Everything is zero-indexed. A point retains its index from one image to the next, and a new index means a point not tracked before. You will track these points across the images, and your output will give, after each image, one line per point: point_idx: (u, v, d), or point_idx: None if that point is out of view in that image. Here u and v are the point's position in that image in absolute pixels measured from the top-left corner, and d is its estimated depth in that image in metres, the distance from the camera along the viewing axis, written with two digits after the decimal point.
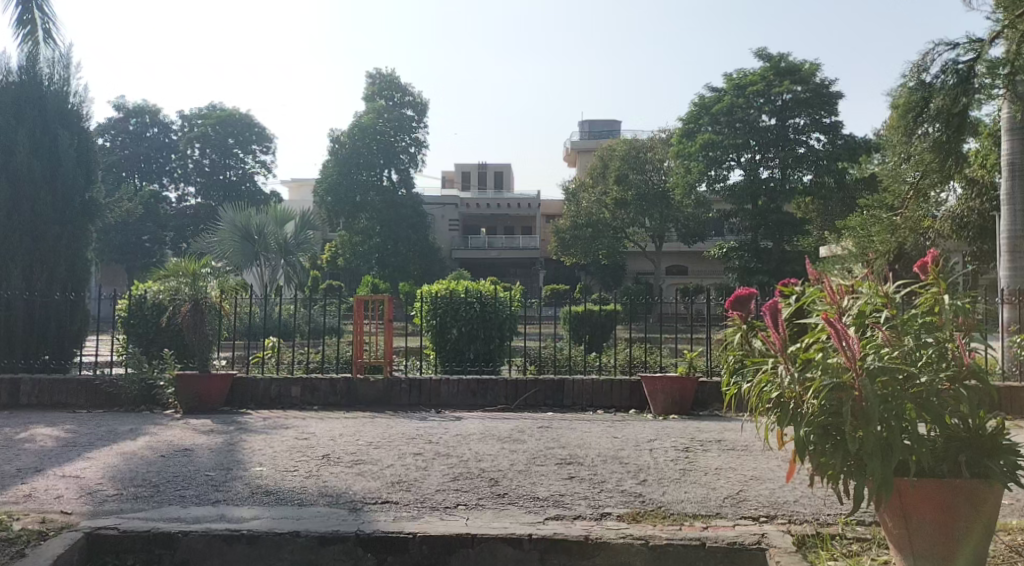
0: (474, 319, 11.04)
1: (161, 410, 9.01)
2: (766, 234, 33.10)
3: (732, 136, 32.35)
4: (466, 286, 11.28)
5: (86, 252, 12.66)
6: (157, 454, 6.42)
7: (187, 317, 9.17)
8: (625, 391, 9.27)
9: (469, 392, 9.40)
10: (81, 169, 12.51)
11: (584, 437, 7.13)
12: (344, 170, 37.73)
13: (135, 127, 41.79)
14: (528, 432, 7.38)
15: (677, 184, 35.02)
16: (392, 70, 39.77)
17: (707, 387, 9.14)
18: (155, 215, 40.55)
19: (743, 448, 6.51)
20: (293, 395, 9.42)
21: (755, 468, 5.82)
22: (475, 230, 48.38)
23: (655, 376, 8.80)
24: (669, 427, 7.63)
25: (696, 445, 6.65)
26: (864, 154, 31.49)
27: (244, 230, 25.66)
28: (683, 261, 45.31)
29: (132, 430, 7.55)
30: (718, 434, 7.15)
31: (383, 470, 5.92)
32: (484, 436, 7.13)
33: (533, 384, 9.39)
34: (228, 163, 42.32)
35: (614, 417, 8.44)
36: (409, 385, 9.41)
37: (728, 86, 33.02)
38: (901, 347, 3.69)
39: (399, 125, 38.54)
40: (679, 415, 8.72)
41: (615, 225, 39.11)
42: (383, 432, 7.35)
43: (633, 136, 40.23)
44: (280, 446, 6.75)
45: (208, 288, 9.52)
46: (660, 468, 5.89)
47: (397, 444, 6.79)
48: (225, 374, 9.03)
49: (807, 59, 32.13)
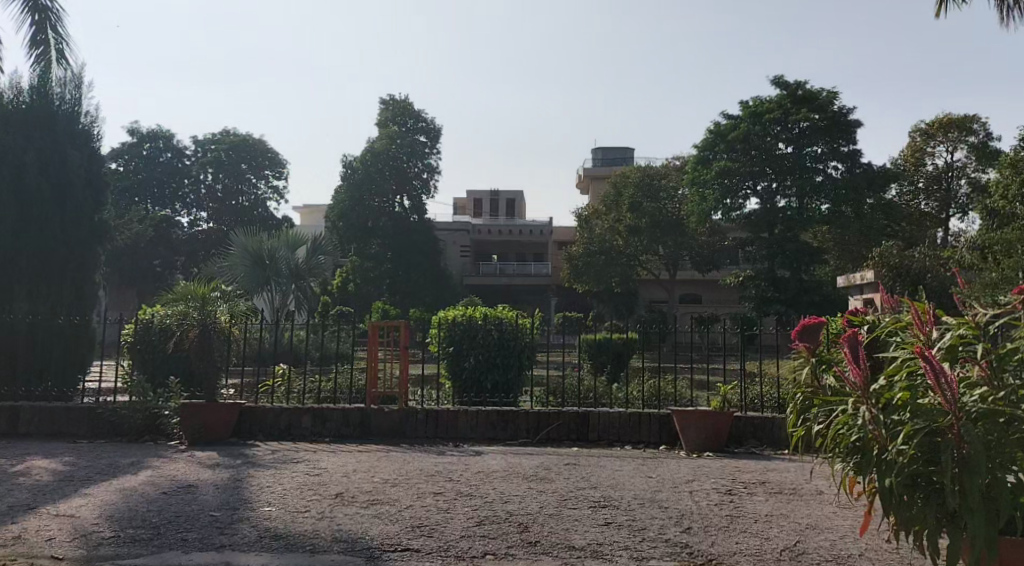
0: (492, 347, 10.60)
1: (165, 440, 8.56)
2: (784, 263, 32.50)
3: (747, 164, 31.99)
4: (484, 313, 10.85)
5: (94, 275, 12.28)
6: (158, 490, 5.95)
7: (195, 343, 8.76)
8: (653, 426, 8.79)
9: (488, 424, 8.93)
10: (90, 192, 12.19)
11: (616, 476, 6.66)
12: (357, 195, 37.57)
13: (149, 152, 41.80)
14: (555, 470, 6.90)
15: (692, 212, 34.54)
16: (406, 97, 39.71)
17: (741, 422, 8.69)
18: (167, 240, 40.48)
19: (790, 492, 6.05)
20: (304, 426, 8.97)
21: (809, 516, 5.37)
22: (486, 257, 48.07)
23: (686, 410, 8.34)
24: (705, 466, 7.17)
25: (738, 488, 6.19)
26: (883, 183, 31.02)
27: (255, 255, 25.38)
28: (696, 289, 44.82)
29: (133, 464, 7.10)
30: (759, 475, 6.70)
31: (401, 512, 5.45)
32: (508, 474, 6.66)
33: (556, 417, 8.91)
34: (241, 189, 42.18)
35: (642, 454, 7.97)
36: (426, 416, 8.94)
37: (744, 114, 32.62)
38: (1004, 387, 3.23)
39: (412, 150, 38.36)
40: (711, 452, 8.23)
41: (629, 252, 38.68)
42: (401, 468, 6.89)
43: (647, 164, 39.97)
44: (290, 483, 6.29)
45: (217, 311, 9.06)
46: (704, 515, 5.40)
47: (416, 482, 6.32)
48: (232, 405, 8.59)
49: (823, 87, 31.79)
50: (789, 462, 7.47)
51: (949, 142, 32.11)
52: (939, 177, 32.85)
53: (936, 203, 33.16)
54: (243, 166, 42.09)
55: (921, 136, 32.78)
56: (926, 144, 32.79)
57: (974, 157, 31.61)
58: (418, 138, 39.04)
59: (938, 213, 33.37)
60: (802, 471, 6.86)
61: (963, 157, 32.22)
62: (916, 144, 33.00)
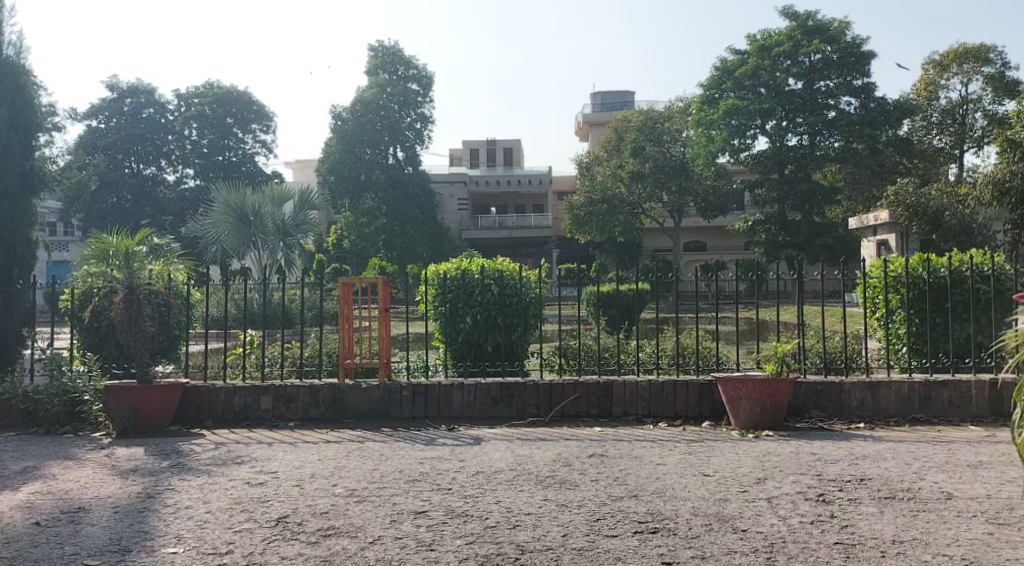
0: (491, 305, 8.83)
1: (88, 432, 6.88)
2: (795, 206, 30.67)
3: (757, 102, 29.79)
4: (481, 265, 9.05)
5: (29, 234, 10.39)
6: (29, 522, 4.30)
7: (121, 311, 6.88)
8: (693, 398, 7.15)
9: (488, 401, 7.26)
10: (17, 140, 10.24)
11: (662, 475, 4.98)
12: (347, 148, 35.44)
13: (130, 108, 39.14)
14: (578, 467, 5.21)
15: (698, 154, 32.56)
16: (395, 42, 36.66)
17: (802, 390, 7.07)
18: (153, 199, 38.66)
19: (908, 498, 4.40)
20: (262, 409, 7.26)
21: (957, 544, 3.71)
22: (484, 209, 46.05)
23: (738, 377, 6.66)
24: (773, 454, 5.52)
25: (837, 494, 4.51)
26: (901, 117, 28.87)
27: (239, 210, 23.60)
28: (701, 237, 42.91)
29: (24, 472, 5.42)
30: (852, 471, 5.03)
31: (366, 552, 3.76)
32: (517, 477, 4.94)
33: (571, 391, 7.24)
34: (227, 143, 40.23)
35: (686, 437, 6.31)
36: (412, 393, 7.28)
37: (752, 48, 30.36)
38: None
39: (404, 100, 35.68)
40: (769, 430, 6.57)
41: (631, 200, 36.57)
42: (375, 471, 5.19)
43: (649, 106, 37.70)
44: (221, 502, 4.59)
45: (146, 273, 7.19)
46: (805, 547, 3.71)
47: (391, 495, 4.62)
48: (173, 385, 6.92)
49: (836, 16, 29.32)
50: (877, 445, 5.83)
51: (963, 73, 29.94)
52: (953, 111, 30.68)
53: (950, 137, 31.18)
54: (228, 120, 40.10)
55: (934, 68, 30.64)
56: (939, 77, 30.63)
57: (990, 88, 29.39)
58: (409, 86, 36.26)
59: (952, 148, 31.44)
60: (907, 462, 5.22)
61: (979, 88, 30.01)
62: (929, 76, 30.86)
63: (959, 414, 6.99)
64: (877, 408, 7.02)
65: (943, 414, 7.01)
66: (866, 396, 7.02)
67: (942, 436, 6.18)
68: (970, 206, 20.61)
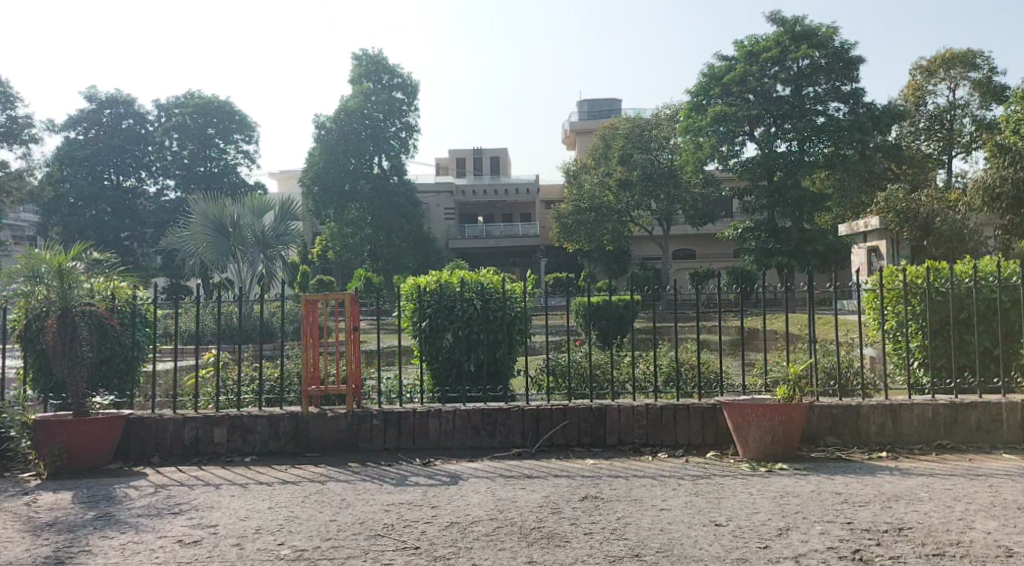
0: (474, 320, 8.09)
1: (15, 472, 6.11)
2: (784, 213, 29.97)
3: (744, 108, 29.20)
4: (462, 277, 8.32)
5: None
6: None
7: (54, 335, 6.18)
8: (695, 425, 6.45)
9: (468, 429, 6.53)
10: None
11: (667, 526, 4.24)
12: (331, 158, 34.71)
13: (109, 119, 38.27)
14: (568, 515, 4.47)
15: (686, 161, 31.92)
16: (380, 50, 36.00)
17: (816, 413, 6.37)
18: (133, 211, 37.74)
19: (960, 557, 3.69)
20: (216, 442, 6.50)
21: None
22: (471, 219, 45.38)
23: (746, 403, 5.94)
24: (794, 494, 4.81)
25: (877, 552, 3.79)
26: (891, 122, 28.36)
27: (217, 223, 22.68)
28: (690, 244, 42.35)
29: None
30: (887, 517, 4.32)
31: None
32: (499, 532, 4.19)
33: (560, 418, 6.50)
34: (209, 154, 39.35)
35: (691, 472, 5.60)
36: (383, 421, 6.53)
37: (739, 54, 29.74)
38: None
39: (389, 109, 34.96)
40: (783, 461, 5.85)
41: (620, 208, 35.88)
42: (331, 523, 4.45)
43: (636, 114, 37.05)
44: None
45: (82, 291, 6.48)
46: None
47: (346, 558, 3.87)
48: (114, 418, 6.16)
49: (823, 22, 28.75)
50: (910, 481, 5.12)
51: (951, 79, 29.49)
52: (941, 116, 30.24)
53: (939, 143, 30.82)
54: (209, 131, 39.20)
55: (921, 73, 30.17)
56: (926, 82, 30.16)
57: (978, 94, 28.91)
58: (394, 94, 35.55)
59: (940, 153, 31.06)
60: (949, 505, 4.51)
61: (967, 94, 29.53)
62: (916, 82, 30.36)
63: (989, 440, 6.32)
64: (899, 434, 6.34)
65: (972, 440, 6.32)
66: (886, 421, 6.33)
67: (976, 467, 5.50)
68: (960, 211, 19.99)
